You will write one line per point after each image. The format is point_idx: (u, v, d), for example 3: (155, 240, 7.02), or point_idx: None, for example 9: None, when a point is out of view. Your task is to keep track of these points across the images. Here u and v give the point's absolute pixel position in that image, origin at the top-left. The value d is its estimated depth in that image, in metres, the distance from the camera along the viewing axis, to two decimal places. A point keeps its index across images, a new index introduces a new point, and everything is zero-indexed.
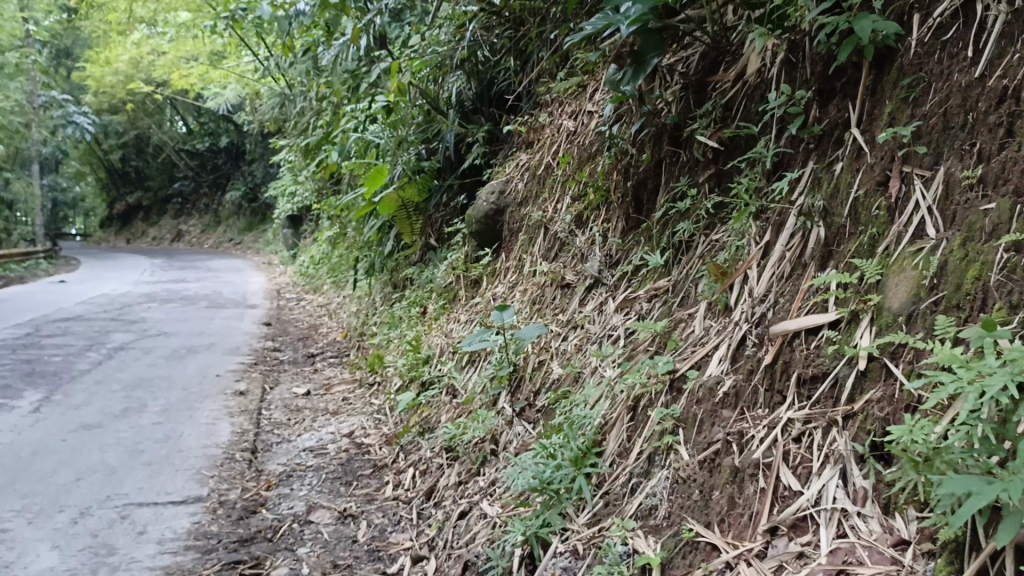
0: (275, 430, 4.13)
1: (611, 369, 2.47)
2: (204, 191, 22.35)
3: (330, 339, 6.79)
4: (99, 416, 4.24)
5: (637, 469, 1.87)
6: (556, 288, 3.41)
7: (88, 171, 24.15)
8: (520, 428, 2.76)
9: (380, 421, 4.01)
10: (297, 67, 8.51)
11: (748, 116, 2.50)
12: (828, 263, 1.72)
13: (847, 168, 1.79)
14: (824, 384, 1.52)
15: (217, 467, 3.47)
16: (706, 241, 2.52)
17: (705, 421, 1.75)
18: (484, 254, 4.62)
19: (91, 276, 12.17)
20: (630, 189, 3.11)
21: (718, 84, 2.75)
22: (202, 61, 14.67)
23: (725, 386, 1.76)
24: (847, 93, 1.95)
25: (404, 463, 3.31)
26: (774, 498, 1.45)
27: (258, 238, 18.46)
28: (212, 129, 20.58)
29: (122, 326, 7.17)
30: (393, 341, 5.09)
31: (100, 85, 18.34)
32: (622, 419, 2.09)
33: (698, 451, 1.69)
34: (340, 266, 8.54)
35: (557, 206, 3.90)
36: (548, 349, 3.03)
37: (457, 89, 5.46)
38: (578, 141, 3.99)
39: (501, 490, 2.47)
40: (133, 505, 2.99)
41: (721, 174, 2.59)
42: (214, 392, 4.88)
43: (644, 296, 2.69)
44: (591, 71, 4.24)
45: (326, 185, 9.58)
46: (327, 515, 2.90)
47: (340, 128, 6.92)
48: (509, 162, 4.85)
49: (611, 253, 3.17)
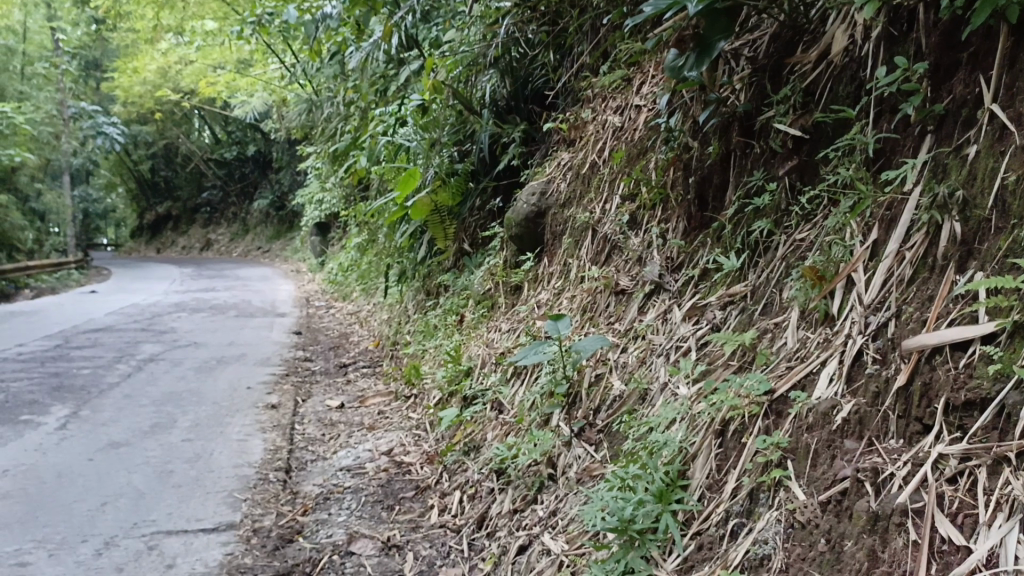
0: (309, 447, 3.91)
1: (685, 387, 2.20)
2: (231, 201, 22.31)
3: (362, 349, 6.56)
4: (128, 433, 4.05)
5: (734, 508, 1.61)
6: (609, 294, 3.14)
7: (117, 182, 24.14)
8: (580, 450, 2.49)
9: (419, 438, 3.77)
10: (325, 71, 8.35)
11: (837, 99, 2.24)
12: (969, 264, 1.47)
13: (986, 152, 1.54)
14: (985, 414, 1.26)
15: (249, 489, 3.25)
16: (788, 241, 2.26)
17: (822, 453, 1.48)
18: (526, 259, 4.35)
19: (121, 285, 12.09)
20: (693, 187, 2.85)
21: (796, 67, 2.49)
22: (228, 71, 14.66)
23: (844, 413, 1.50)
24: (975, 65, 1.69)
25: (448, 486, 3.06)
26: (931, 553, 1.17)
27: (286, 246, 18.38)
28: (239, 137, 20.58)
29: (152, 336, 7.01)
30: (429, 351, 4.85)
31: (128, 94, 18.38)
32: (708, 447, 1.82)
33: (818, 491, 1.42)
34: (370, 273, 8.36)
35: (604, 207, 3.64)
36: (606, 362, 2.77)
37: (490, 87, 5.15)
38: (626, 137, 3.74)
39: (564, 522, 2.21)
40: (161, 533, 2.78)
41: (805, 165, 2.32)
42: (245, 405, 4.67)
43: (718, 303, 2.42)
44: (636, 64, 4.00)
45: (354, 192, 9.42)
46: (369, 545, 2.66)
47: (367, 132, 6.72)
48: (548, 162, 4.59)
49: (672, 256, 2.90)
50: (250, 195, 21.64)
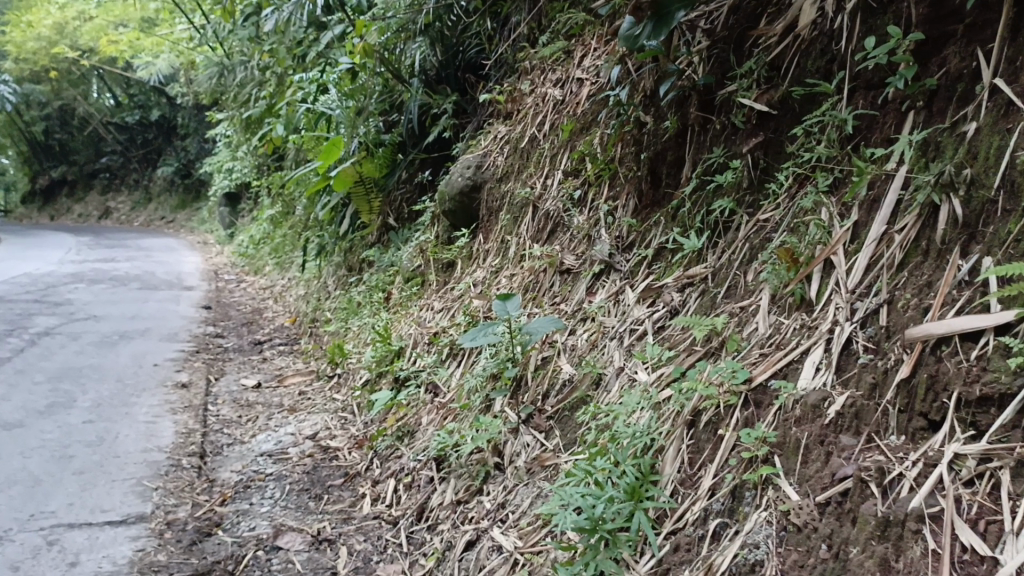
0: (225, 430, 3.65)
1: (645, 373, 2.08)
2: (132, 168, 21.14)
3: (277, 326, 6.25)
4: (22, 413, 3.68)
5: (714, 506, 1.49)
6: (553, 273, 3.00)
7: (6, 144, 22.50)
8: (529, 438, 2.35)
9: (346, 421, 3.56)
10: (237, 34, 7.91)
11: (805, 74, 2.15)
12: (972, 247, 1.39)
13: (987, 129, 1.47)
14: (1003, 411, 1.18)
15: (161, 477, 2.98)
16: (751, 222, 2.16)
17: (814, 449, 1.38)
18: (459, 236, 4.16)
19: (10, 253, 11.24)
20: (646, 163, 2.74)
21: (760, 39, 2.38)
22: (133, 29, 13.92)
23: (837, 405, 1.40)
24: (971, 38, 1.62)
25: (380, 474, 2.88)
26: (953, 564, 1.09)
27: (193, 217, 17.55)
28: (143, 101, 19.56)
29: (47, 308, 6.50)
30: (353, 329, 4.62)
31: (21, 50, 17.18)
32: (679, 439, 1.70)
33: (813, 491, 1.32)
34: (286, 246, 8.00)
35: (546, 182, 3.50)
36: (554, 344, 2.62)
37: (419, 55, 4.87)
38: (569, 111, 3.59)
39: (515, 516, 2.08)
40: (61, 527, 2.50)
41: (769, 142, 2.22)
42: (153, 384, 4.34)
43: (676, 285, 2.31)
44: (578, 36, 3.86)
45: (268, 161, 9.00)
46: (297, 539, 2.46)
47: (285, 98, 6.37)
48: (483, 135, 4.40)
49: (622, 235, 2.78)
50: (155, 162, 20.57)
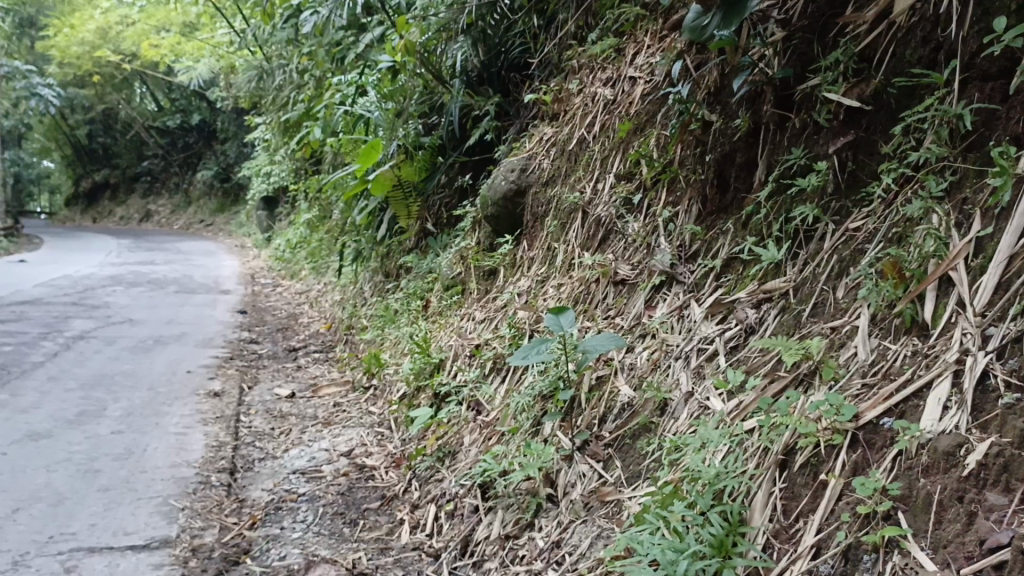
0: (256, 444, 3.48)
1: (719, 401, 1.85)
2: (173, 172, 21.29)
3: (313, 332, 6.09)
4: (51, 422, 3.55)
5: (821, 569, 1.27)
6: (607, 284, 2.78)
7: (51, 148, 22.83)
8: (585, 467, 2.13)
9: (383, 438, 3.37)
10: (274, 38, 7.80)
11: (904, 65, 1.92)
12: None
13: None
14: None
15: (189, 495, 2.81)
16: (839, 230, 1.93)
17: (952, 508, 1.18)
18: (502, 242, 3.95)
19: (51, 255, 11.27)
20: (712, 165, 2.50)
21: (848, 27, 2.14)
22: (173, 34, 13.95)
23: (978, 455, 1.20)
24: None
25: (419, 497, 2.69)
26: None
27: (231, 221, 17.60)
28: (183, 105, 19.69)
29: (83, 311, 6.42)
30: (390, 338, 4.44)
31: (65, 54, 17.35)
32: (770, 483, 1.47)
33: (955, 561, 1.12)
34: (322, 251, 7.86)
35: (596, 186, 3.28)
36: (610, 363, 2.40)
37: (461, 55, 4.69)
38: (620, 111, 3.37)
39: (573, 558, 1.86)
40: (81, 551, 2.34)
41: (861, 141, 1.99)
42: (185, 393, 4.19)
43: (749, 301, 2.08)
44: (631, 32, 3.63)
45: (305, 165, 8.89)
46: (330, 572, 2.26)
47: (322, 101, 6.22)
48: (528, 136, 4.19)
49: (684, 244, 2.55)
50: (194, 166, 20.71)
